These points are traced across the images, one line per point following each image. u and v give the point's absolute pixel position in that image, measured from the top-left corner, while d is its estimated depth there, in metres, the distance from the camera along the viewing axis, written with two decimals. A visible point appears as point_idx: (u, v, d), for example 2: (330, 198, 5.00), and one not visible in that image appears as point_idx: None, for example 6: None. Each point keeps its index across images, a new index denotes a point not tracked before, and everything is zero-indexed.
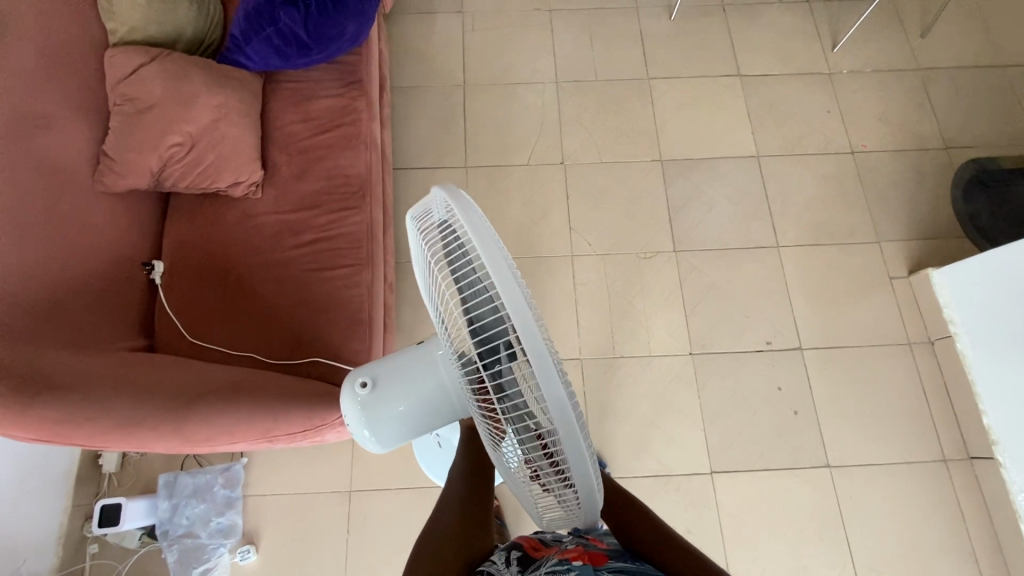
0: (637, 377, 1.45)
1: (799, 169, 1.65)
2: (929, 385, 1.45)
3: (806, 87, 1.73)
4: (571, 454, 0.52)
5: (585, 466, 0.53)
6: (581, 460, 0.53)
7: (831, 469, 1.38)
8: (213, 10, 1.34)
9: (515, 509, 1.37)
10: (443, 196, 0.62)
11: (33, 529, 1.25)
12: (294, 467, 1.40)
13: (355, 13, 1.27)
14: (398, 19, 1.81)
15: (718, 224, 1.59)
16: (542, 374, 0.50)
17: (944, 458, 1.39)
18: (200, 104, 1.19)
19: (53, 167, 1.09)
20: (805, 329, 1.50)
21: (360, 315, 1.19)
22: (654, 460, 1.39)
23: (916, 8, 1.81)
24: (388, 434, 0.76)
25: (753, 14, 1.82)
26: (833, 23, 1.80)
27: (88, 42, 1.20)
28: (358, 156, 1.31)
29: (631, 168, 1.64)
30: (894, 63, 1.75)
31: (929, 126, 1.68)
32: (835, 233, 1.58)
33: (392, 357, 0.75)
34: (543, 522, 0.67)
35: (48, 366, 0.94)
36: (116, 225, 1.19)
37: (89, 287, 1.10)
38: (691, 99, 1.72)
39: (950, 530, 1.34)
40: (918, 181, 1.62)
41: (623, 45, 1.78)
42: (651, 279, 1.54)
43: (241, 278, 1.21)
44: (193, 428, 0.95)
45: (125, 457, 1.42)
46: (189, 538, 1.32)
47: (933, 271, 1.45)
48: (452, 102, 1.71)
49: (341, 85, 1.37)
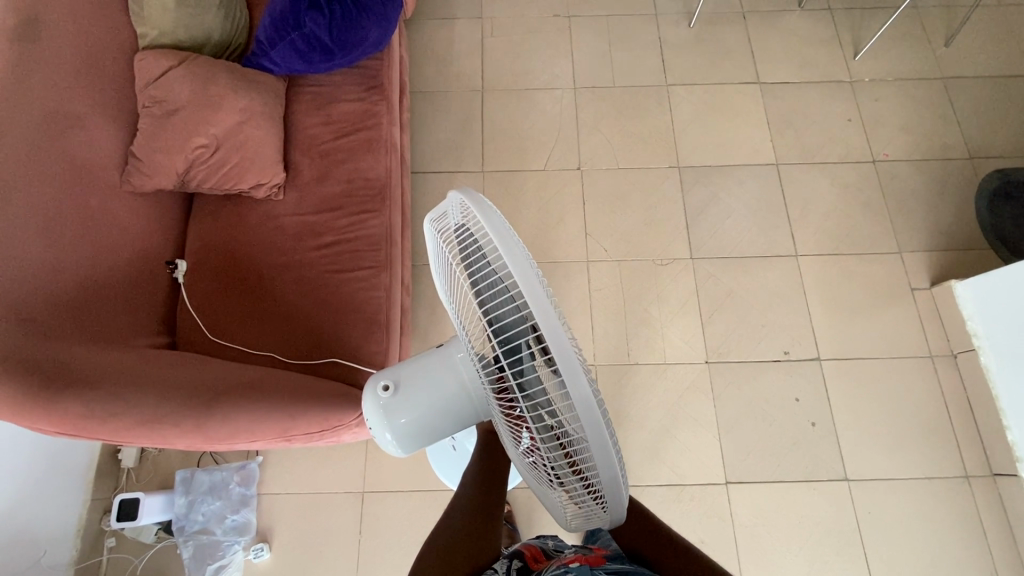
0: (652, 384, 1.44)
1: (819, 178, 1.63)
2: (951, 399, 1.42)
3: (827, 95, 1.71)
4: (599, 459, 0.53)
5: (612, 469, 0.54)
6: (608, 464, 0.53)
7: (849, 482, 1.36)
8: (240, 16, 1.37)
9: (527, 514, 1.36)
10: (461, 200, 0.63)
11: (53, 520, 1.27)
12: (308, 466, 1.41)
13: (379, 19, 1.29)
14: (419, 24, 1.83)
15: (736, 231, 1.58)
16: (570, 378, 0.50)
17: (966, 474, 1.36)
18: (226, 107, 1.22)
19: (82, 167, 1.11)
20: (823, 340, 1.48)
21: (378, 316, 1.20)
22: (668, 468, 1.38)
23: (940, 17, 1.79)
24: (410, 438, 0.76)
25: (774, 21, 1.81)
26: (856, 31, 1.79)
27: (118, 45, 1.23)
28: (378, 158, 1.33)
29: (648, 175, 1.64)
30: (917, 71, 1.73)
31: (953, 135, 1.66)
32: (855, 242, 1.57)
33: (414, 360, 0.76)
34: (567, 523, 0.68)
35: (73, 360, 0.96)
36: (141, 224, 1.22)
37: (114, 284, 1.13)
38: (710, 106, 1.71)
39: (971, 549, 1.31)
40: (941, 192, 1.60)
41: (642, 53, 1.78)
42: (668, 286, 1.53)
43: (261, 277, 1.23)
44: (213, 426, 0.96)
45: (143, 452, 1.44)
46: (204, 534, 1.34)
47: (956, 283, 1.42)
48: (471, 107, 1.72)
49: (362, 89, 1.38)
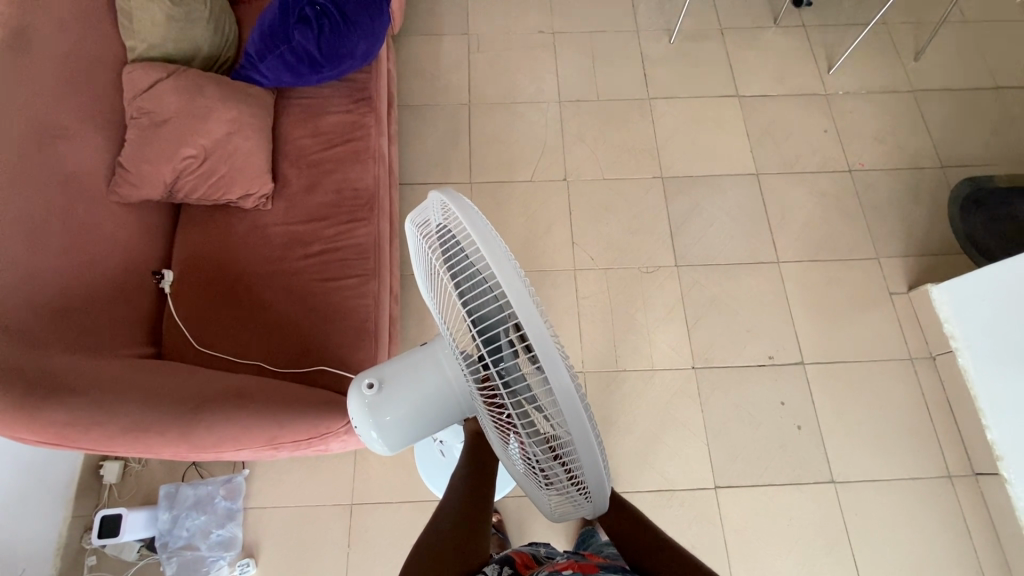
0: (640, 390, 1.46)
1: (798, 186, 1.67)
2: (932, 400, 1.45)
3: (803, 107, 1.77)
4: (582, 449, 0.54)
5: (595, 460, 0.55)
6: (591, 454, 0.54)
7: (835, 484, 1.38)
8: (228, 29, 1.39)
9: (517, 521, 1.36)
10: (442, 199, 0.64)
11: (32, 539, 1.24)
12: (296, 478, 1.40)
13: (366, 33, 1.32)
14: (406, 40, 1.86)
15: (719, 239, 1.61)
16: (549, 368, 0.51)
17: (949, 474, 1.38)
18: (214, 118, 1.23)
19: (68, 177, 1.11)
20: (806, 344, 1.50)
21: (366, 324, 1.20)
22: (658, 474, 1.38)
23: (909, 32, 1.86)
24: (396, 435, 0.77)
25: (751, 37, 1.87)
26: (829, 46, 1.85)
27: (107, 57, 1.24)
28: (366, 168, 1.34)
29: (632, 185, 1.67)
30: (888, 84, 1.80)
31: (924, 144, 1.71)
32: (835, 249, 1.60)
33: (400, 358, 0.76)
34: (554, 514, 0.69)
35: (57, 369, 0.95)
36: (128, 234, 1.21)
37: (99, 294, 1.12)
38: (691, 119, 1.76)
39: (957, 548, 1.32)
40: (916, 199, 1.65)
41: (624, 67, 1.83)
42: (653, 293, 1.55)
43: (249, 286, 1.23)
44: (198, 433, 0.95)
45: (126, 467, 1.41)
46: (189, 551, 1.32)
47: (932, 288, 1.46)
48: (458, 120, 1.75)
49: (350, 101, 1.40)
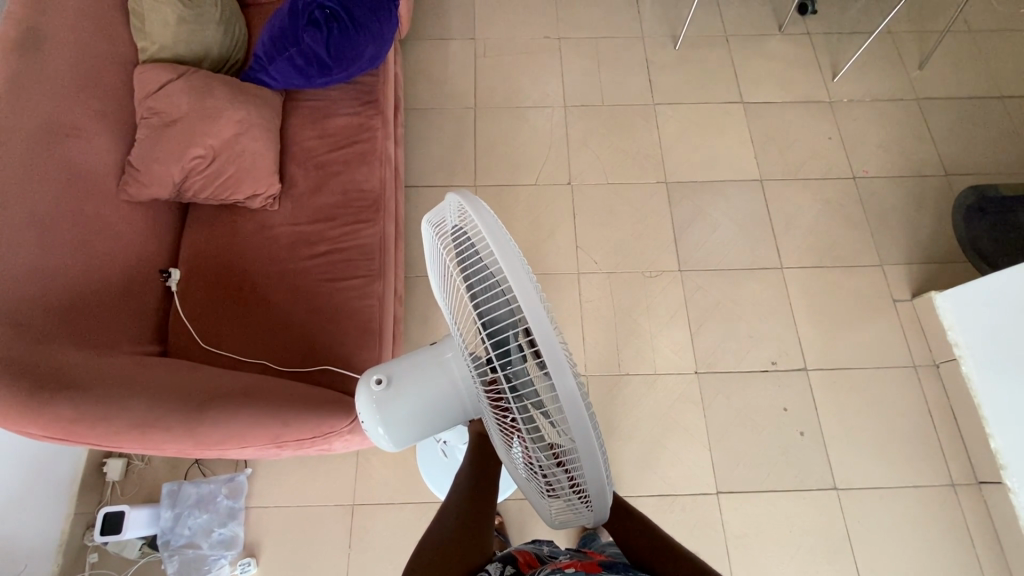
0: (642, 394, 1.46)
1: (802, 193, 1.68)
2: (935, 408, 1.45)
3: (808, 115, 1.78)
4: (586, 458, 0.54)
5: (597, 468, 0.55)
6: (594, 463, 0.54)
7: (838, 491, 1.37)
8: (238, 32, 1.41)
9: (517, 524, 1.35)
10: (457, 202, 0.64)
11: (35, 535, 1.25)
12: (298, 477, 1.40)
13: (375, 36, 1.33)
14: (413, 44, 1.88)
15: (723, 245, 1.62)
16: (556, 373, 0.51)
17: (952, 482, 1.38)
18: (223, 120, 1.24)
19: (79, 176, 1.12)
20: (809, 350, 1.50)
21: (370, 324, 1.21)
22: (660, 479, 1.38)
23: (913, 41, 1.87)
24: (401, 432, 0.77)
25: (756, 44, 1.88)
26: (834, 55, 1.86)
27: (118, 58, 1.25)
28: (373, 171, 1.35)
29: (636, 190, 1.68)
30: (892, 92, 1.80)
31: (929, 153, 1.72)
32: (839, 256, 1.61)
33: (408, 356, 0.77)
34: (553, 519, 0.69)
35: (64, 365, 0.95)
36: (136, 233, 1.22)
37: (106, 291, 1.13)
38: (696, 125, 1.77)
39: (960, 558, 1.32)
40: (920, 207, 1.65)
41: (630, 72, 1.84)
42: (656, 298, 1.56)
43: (255, 286, 1.24)
44: (203, 431, 0.96)
45: (129, 465, 1.42)
46: (190, 549, 1.32)
47: (937, 295, 1.46)
48: (463, 124, 1.76)
49: (358, 104, 1.42)
